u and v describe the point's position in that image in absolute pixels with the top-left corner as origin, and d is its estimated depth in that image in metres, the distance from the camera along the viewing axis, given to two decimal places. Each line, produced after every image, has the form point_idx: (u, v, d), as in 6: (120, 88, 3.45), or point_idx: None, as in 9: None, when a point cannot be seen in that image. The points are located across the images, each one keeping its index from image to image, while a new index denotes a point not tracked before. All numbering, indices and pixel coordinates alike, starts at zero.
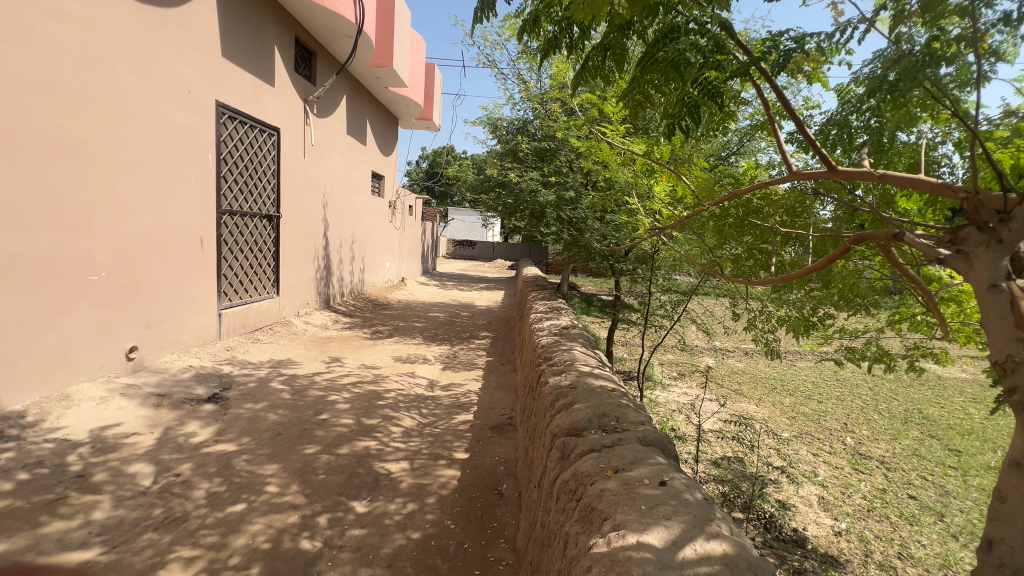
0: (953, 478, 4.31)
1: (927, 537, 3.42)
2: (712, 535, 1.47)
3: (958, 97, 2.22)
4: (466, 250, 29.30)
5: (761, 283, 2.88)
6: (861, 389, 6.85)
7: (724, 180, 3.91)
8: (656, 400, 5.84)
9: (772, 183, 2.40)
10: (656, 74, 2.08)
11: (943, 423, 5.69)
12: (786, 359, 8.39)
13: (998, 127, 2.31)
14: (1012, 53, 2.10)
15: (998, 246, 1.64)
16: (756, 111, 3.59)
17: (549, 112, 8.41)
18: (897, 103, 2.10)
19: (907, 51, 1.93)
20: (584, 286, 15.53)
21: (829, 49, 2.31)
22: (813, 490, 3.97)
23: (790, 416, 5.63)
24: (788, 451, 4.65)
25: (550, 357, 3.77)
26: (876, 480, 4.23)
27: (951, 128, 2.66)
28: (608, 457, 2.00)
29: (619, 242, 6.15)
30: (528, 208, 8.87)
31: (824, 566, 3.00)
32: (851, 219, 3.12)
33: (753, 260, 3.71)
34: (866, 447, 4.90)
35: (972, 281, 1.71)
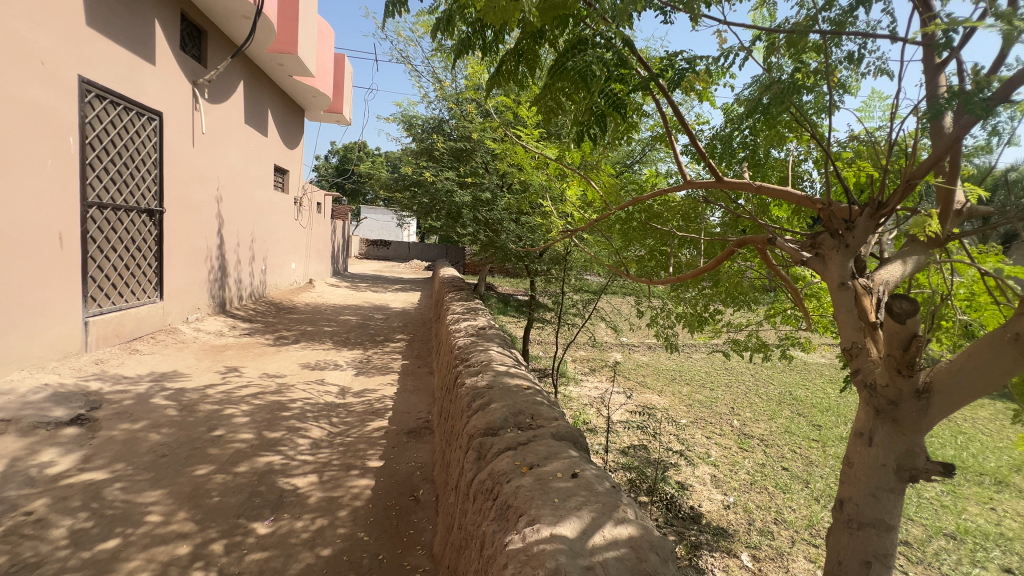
0: (815, 450, 5.00)
1: (796, 502, 3.92)
2: (619, 520, 1.55)
3: (816, 121, 2.58)
4: (380, 251, 28.37)
5: (661, 283, 3.11)
6: (745, 376, 7.72)
7: (629, 186, 4.16)
8: (569, 395, 6.08)
9: (671, 191, 2.64)
10: (566, 82, 2.16)
11: (808, 402, 6.59)
12: (683, 352, 9.20)
13: (845, 149, 2.77)
14: (854, 87, 2.50)
15: (845, 250, 1.93)
16: (656, 124, 3.88)
17: (465, 113, 8.42)
18: (769, 123, 2.38)
19: (777, 78, 2.19)
20: (501, 287, 15.77)
21: (716, 72, 2.57)
22: (707, 470, 4.39)
23: (687, 404, 6.18)
24: (685, 436, 5.09)
25: (466, 358, 3.77)
26: (757, 456, 4.78)
27: (810, 148, 3.09)
28: (523, 454, 2.05)
29: (534, 243, 6.36)
30: (444, 208, 8.79)
31: (716, 538, 3.32)
32: (735, 224, 3.56)
33: (655, 260, 4.01)
34: (748, 427, 5.53)
35: (826, 280, 1.99)
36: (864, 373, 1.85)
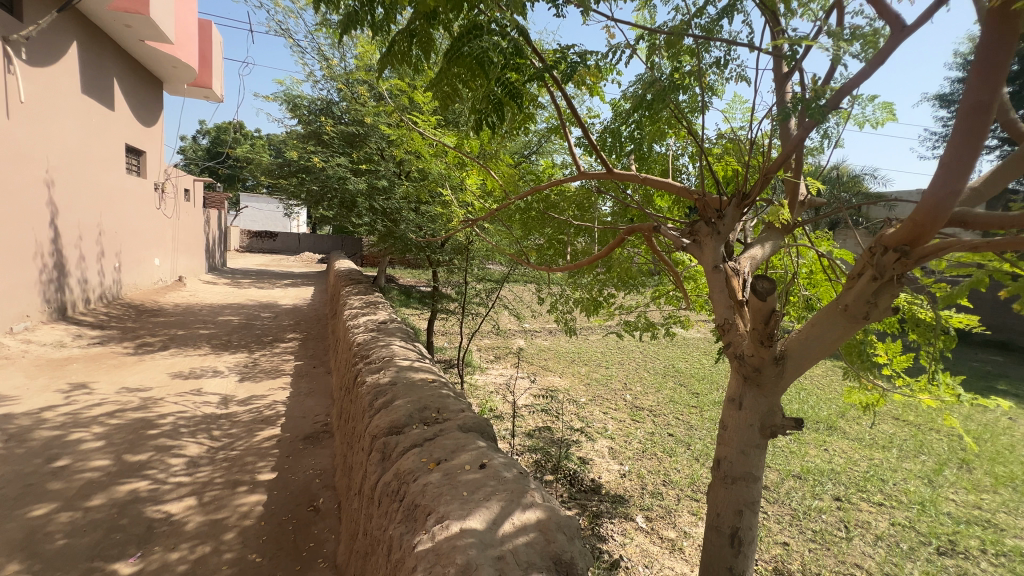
0: (695, 415, 5.61)
1: (681, 463, 4.36)
2: (527, 505, 1.57)
3: (691, 119, 2.83)
4: (266, 243, 25.91)
5: (559, 270, 3.24)
6: (634, 353, 8.40)
7: (527, 176, 4.23)
8: (475, 384, 6.11)
9: (566, 182, 2.79)
10: (463, 68, 2.09)
11: (687, 373, 7.37)
12: (581, 334, 9.74)
13: (715, 146, 3.07)
14: (720, 90, 2.77)
15: (717, 236, 2.16)
16: (551, 116, 3.97)
17: (356, 95, 7.92)
18: (652, 119, 2.56)
19: (658, 77, 2.35)
20: (403, 278, 15.31)
21: (605, 68, 2.70)
22: (605, 443, 4.69)
23: (585, 383, 6.56)
24: (585, 413, 5.40)
25: (366, 355, 3.57)
26: (647, 425, 5.23)
27: (686, 144, 3.40)
28: (429, 450, 1.99)
29: (435, 233, 6.23)
30: (336, 196, 8.23)
31: (614, 505, 3.59)
32: (624, 214, 3.78)
33: (553, 249, 4.15)
34: (639, 400, 6.02)
35: (703, 263, 2.22)
36: (733, 346, 2.07)
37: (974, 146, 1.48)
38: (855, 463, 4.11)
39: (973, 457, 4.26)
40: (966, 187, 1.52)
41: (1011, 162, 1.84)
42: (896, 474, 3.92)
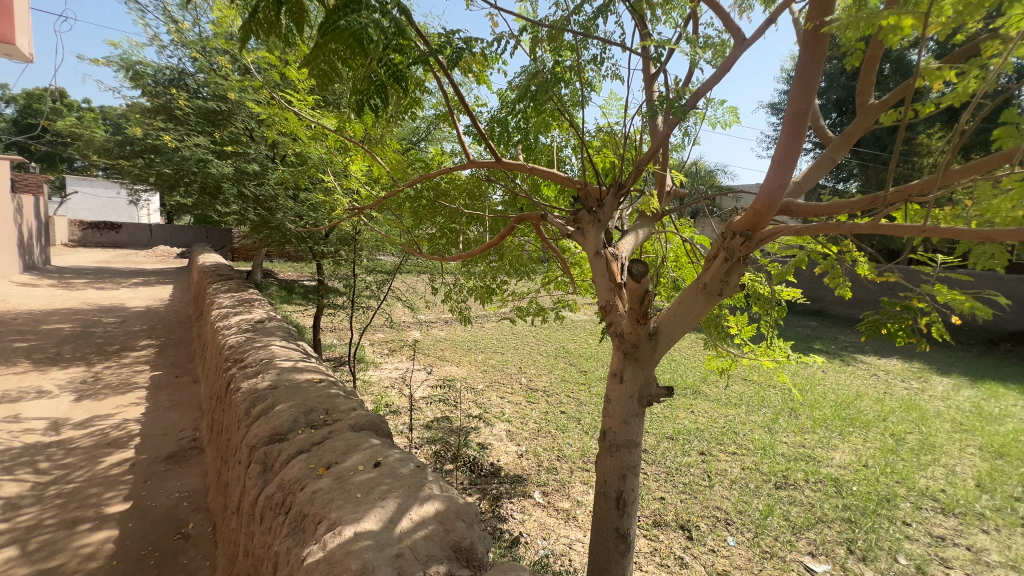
0: (584, 391, 6.00)
1: (572, 438, 4.63)
2: (424, 499, 1.55)
3: (572, 112, 2.97)
4: (104, 236, 21.90)
5: (453, 260, 3.23)
6: (528, 338, 8.72)
7: (416, 163, 4.08)
8: (369, 380, 5.85)
9: (457, 170, 2.80)
10: (342, 46, 1.93)
11: (577, 353, 7.85)
12: (477, 323, 9.84)
13: (595, 139, 3.28)
14: (597, 87, 2.95)
15: (598, 224, 2.33)
16: (439, 102, 3.88)
17: (216, 67, 6.98)
18: (537, 110, 2.63)
19: (541, 69, 2.41)
20: (282, 272, 14.03)
21: (491, 57, 2.71)
22: (502, 427, 4.82)
23: (482, 370, 6.65)
24: (483, 400, 5.48)
25: (240, 358, 3.21)
26: (541, 406, 5.47)
27: (569, 136, 3.56)
28: (318, 455, 1.87)
29: (317, 222, 5.77)
30: (197, 181, 7.23)
31: (513, 486, 3.72)
32: (514, 203, 3.86)
33: (446, 238, 4.11)
34: (534, 382, 6.27)
35: (586, 249, 2.37)
36: (614, 325, 2.24)
37: (795, 146, 1.75)
38: (714, 421, 4.74)
39: (799, 405, 5.16)
40: (790, 181, 1.79)
41: (821, 162, 2.24)
42: (745, 426, 4.60)
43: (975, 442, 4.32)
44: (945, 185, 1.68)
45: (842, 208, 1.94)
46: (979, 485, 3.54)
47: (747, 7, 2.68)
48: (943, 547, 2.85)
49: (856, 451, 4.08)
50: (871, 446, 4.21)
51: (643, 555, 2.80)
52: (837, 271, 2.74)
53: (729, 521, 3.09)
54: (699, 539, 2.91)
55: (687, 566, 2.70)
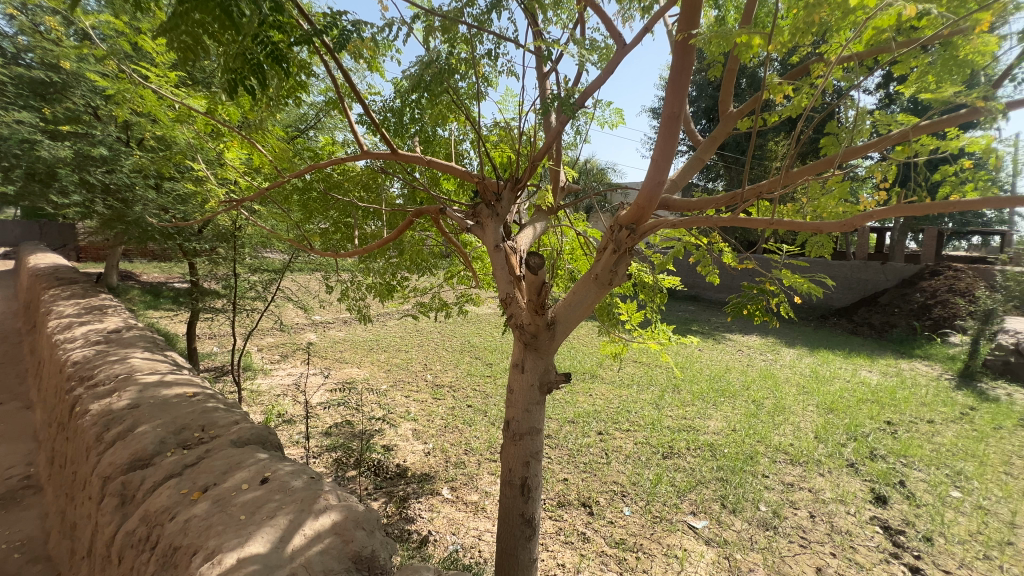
0: (490, 383, 6.06)
1: (480, 430, 4.65)
2: (320, 511, 1.45)
3: (468, 107, 2.95)
4: None
5: (352, 253, 3.17)
6: (433, 334, 8.58)
7: (304, 153, 3.73)
8: (257, 389, 5.34)
9: (350, 161, 2.67)
10: (208, 17, 1.71)
11: (482, 346, 7.89)
12: (378, 321, 9.45)
13: (493, 134, 3.30)
14: (493, 82, 2.96)
15: (496, 218, 2.36)
16: (327, 88, 3.62)
17: (42, 28, 5.81)
18: (432, 101, 2.55)
19: (435, 58, 2.32)
20: (145, 273, 12.22)
21: (383, 43, 2.60)
22: (408, 426, 4.70)
23: (385, 370, 6.41)
24: (386, 400, 5.29)
25: (89, 375, 2.74)
26: (448, 401, 5.42)
27: (467, 130, 3.53)
28: (193, 478, 1.67)
29: (186, 216, 5.09)
30: (22, 166, 5.99)
31: (421, 485, 3.65)
32: (413, 197, 3.74)
33: (340, 233, 3.86)
34: (439, 378, 6.19)
35: (485, 243, 2.38)
36: (514, 317, 2.28)
37: (671, 147, 1.93)
38: (610, 402, 5.08)
39: (681, 381, 5.73)
40: (666, 179, 1.97)
41: (692, 162, 2.48)
42: (636, 404, 5.00)
43: (814, 401, 5.15)
44: (786, 185, 1.96)
45: (709, 204, 2.18)
46: (817, 437, 4.23)
47: (628, 18, 2.91)
48: (793, 492, 3.37)
49: (726, 418, 4.65)
50: (738, 412, 4.82)
51: (549, 536, 2.92)
52: (707, 260, 3.09)
53: (625, 493, 3.34)
54: (599, 513, 3.11)
55: (589, 540, 2.88)
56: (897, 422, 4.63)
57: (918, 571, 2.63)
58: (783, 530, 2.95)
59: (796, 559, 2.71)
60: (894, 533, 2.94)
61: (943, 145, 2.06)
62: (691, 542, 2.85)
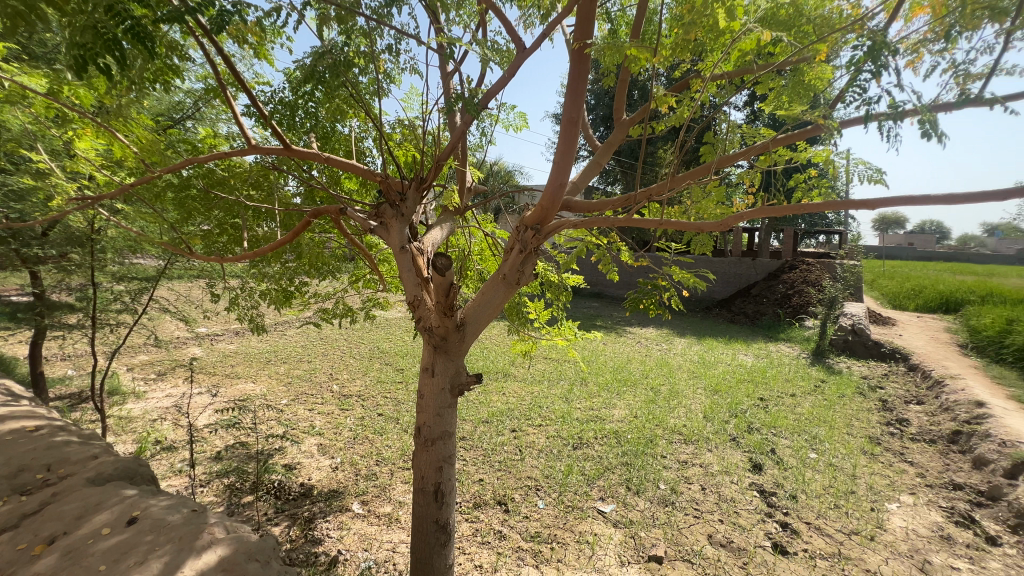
0: (402, 388, 5.84)
1: (392, 438, 4.46)
2: (202, 548, 1.33)
3: (369, 102, 2.83)
4: None
5: (243, 257, 2.88)
6: (339, 341, 8.09)
7: (178, 145, 3.31)
8: (127, 415, 4.63)
9: (236, 155, 2.43)
10: None
11: (392, 351, 7.60)
12: (275, 331, 8.69)
13: (396, 131, 3.19)
14: (395, 78, 2.86)
15: (402, 219, 2.29)
16: (206, 74, 3.24)
17: None
18: (329, 95, 2.40)
19: (330, 48, 2.18)
20: None
21: (270, 28, 2.39)
22: (313, 442, 4.38)
23: (285, 383, 5.91)
24: (287, 416, 4.88)
25: None
26: (357, 411, 5.13)
27: (369, 126, 3.37)
28: (34, 531, 1.45)
29: (24, 216, 4.22)
30: None
31: (329, 502, 3.42)
32: (311, 196, 3.49)
33: (227, 235, 3.50)
34: (347, 388, 5.84)
35: (391, 245, 2.29)
36: (423, 320, 2.23)
37: (572, 151, 2.00)
38: (523, 399, 5.18)
39: (588, 375, 6.00)
40: (568, 181, 2.04)
41: (591, 166, 2.61)
42: (547, 399, 5.15)
43: (703, 384, 5.70)
44: (673, 189, 2.14)
45: (607, 205, 2.30)
46: (705, 416, 4.69)
47: (529, 24, 2.99)
48: (687, 469, 3.70)
49: (629, 406, 4.97)
50: (639, 399, 5.18)
51: (466, 539, 2.91)
52: (607, 259, 3.27)
53: (539, 487, 3.43)
54: (515, 510, 3.15)
55: (506, 537, 2.90)
56: (768, 398, 5.29)
57: (787, 526, 3.02)
58: (680, 504, 3.23)
59: (691, 529, 2.98)
60: (768, 495, 3.35)
61: (795, 156, 2.40)
62: (600, 526, 3.01)
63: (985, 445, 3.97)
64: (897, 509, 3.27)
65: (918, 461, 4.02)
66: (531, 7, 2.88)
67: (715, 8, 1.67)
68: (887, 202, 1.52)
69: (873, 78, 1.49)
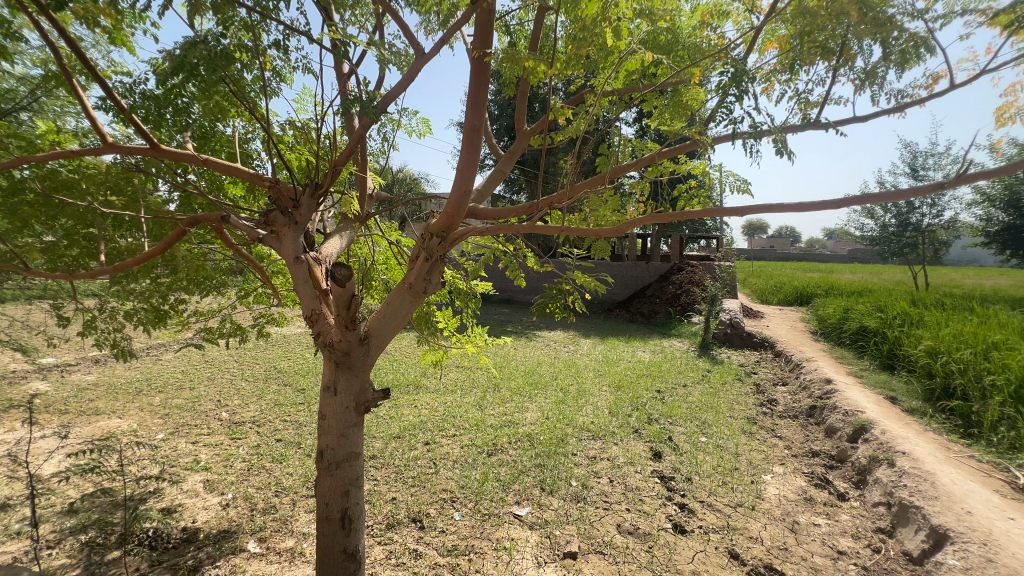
0: (303, 410, 5.39)
1: (293, 465, 4.08)
2: None
3: (255, 101, 2.60)
4: None
5: (102, 273, 2.47)
6: (228, 364, 7.27)
7: (7, 140, 2.74)
8: None
9: (90, 155, 2.10)
10: None
11: (292, 369, 6.99)
12: (147, 356, 7.58)
13: (287, 133, 2.95)
14: (286, 77, 2.66)
15: (296, 227, 2.12)
16: (45, 58, 2.75)
17: None
18: (205, 91, 2.16)
19: (206, 38, 1.96)
20: None
21: (129, 11, 2.10)
22: (198, 478, 3.88)
23: (161, 416, 5.16)
24: (164, 453, 4.27)
25: None
26: (250, 439, 4.63)
27: (256, 127, 3.09)
28: None
29: None
30: None
31: (219, 545, 3.05)
32: (188, 203, 3.10)
33: (77, 248, 2.96)
34: (238, 415, 5.26)
35: (284, 255, 2.11)
36: (322, 335, 2.08)
37: (475, 158, 2.00)
38: (436, 411, 5.06)
39: (500, 381, 6.04)
40: (472, 188, 2.03)
41: (495, 173, 2.64)
42: (461, 409, 5.09)
43: (608, 381, 6.03)
44: (572, 197, 2.23)
45: (511, 213, 2.34)
46: (611, 412, 4.96)
47: (430, 31, 2.96)
48: (596, 464, 3.87)
49: (541, 408, 5.09)
50: (550, 401, 5.33)
51: (379, 563, 2.75)
52: (514, 265, 3.33)
53: (455, 499, 3.36)
54: (430, 525, 3.06)
55: (421, 556, 2.80)
56: (665, 390, 5.75)
57: (684, 507, 3.29)
58: (591, 498, 3.36)
59: (602, 521, 3.11)
60: (668, 480, 3.62)
61: (678, 168, 2.65)
62: (517, 530, 3.03)
63: (834, 415, 4.69)
64: (771, 479, 3.72)
65: (785, 435, 4.62)
66: (431, 13, 2.85)
67: (603, 28, 1.78)
68: (754, 210, 1.72)
69: (736, 101, 1.68)
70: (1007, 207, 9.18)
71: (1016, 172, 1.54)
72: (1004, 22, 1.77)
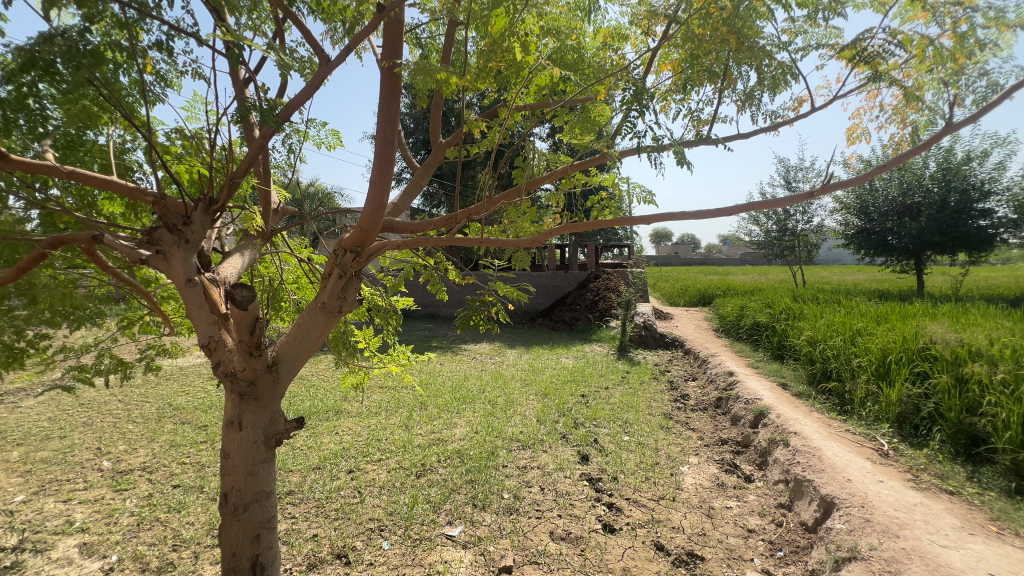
0: (206, 449, 4.83)
1: (194, 512, 3.63)
2: None
3: (133, 105, 2.31)
4: None
5: None
6: (109, 404, 6.33)
7: None
8: None
9: None
10: None
11: (191, 405, 6.25)
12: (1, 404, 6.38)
13: (174, 143, 2.66)
14: (173, 81, 2.42)
15: (187, 246, 1.91)
16: None
17: None
18: (69, 93, 1.89)
19: (68, 33, 1.72)
20: None
21: None
22: (72, 543, 3.30)
23: (20, 474, 4.34)
24: (24, 519, 3.58)
25: None
26: (140, 489, 4.05)
27: (137, 134, 2.75)
28: None
29: None
30: None
31: None
32: (51, 221, 2.67)
33: None
34: (124, 462, 4.59)
35: (173, 278, 1.89)
36: (223, 365, 1.88)
37: (389, 170, 1.93)
38: (359, 436, 4.79)
39: (427, 399, 5.88)
40: (387, 202, 1.96)
41: (411, 186, 2.59)
42: (386, 431, 4.87)
43: (534, 390, 6.11)
44: (491, 209, 2.23)
45: (430, 225, 2.29)
46: (539, 420, 5.02)
47: (336, 39, 2.85)
48: (526, 473, 3.88)
49: (469, 423, 5.02)
50: (478, 414, 5.28)
51: None
52: (435, 279, 3.27)
53: (383, 527, 3.19)
54: (357, 559, 2.87)
55: None
56: (588, 394, 5.94)
57: (612, 506, 3.40)
58: (523, 509, 3.36)
59: (535, 530, 3.12)
60: (596, 482, 3.73)
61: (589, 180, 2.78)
62: (450, 551, 2.93)
63: (737, 404, 5.14)
64: (688, 469, 3.98)
65: (698, 427, 4.97)
66: (337, 23, 2.76)
67: (513, 44, 1.83)
68: (658, 218, 1.84)
69: (639, 117, 1.80)
70: (858, 213, 10.76)
71: (867, 182, 1.76)
72: (848, 56, 2.08)
